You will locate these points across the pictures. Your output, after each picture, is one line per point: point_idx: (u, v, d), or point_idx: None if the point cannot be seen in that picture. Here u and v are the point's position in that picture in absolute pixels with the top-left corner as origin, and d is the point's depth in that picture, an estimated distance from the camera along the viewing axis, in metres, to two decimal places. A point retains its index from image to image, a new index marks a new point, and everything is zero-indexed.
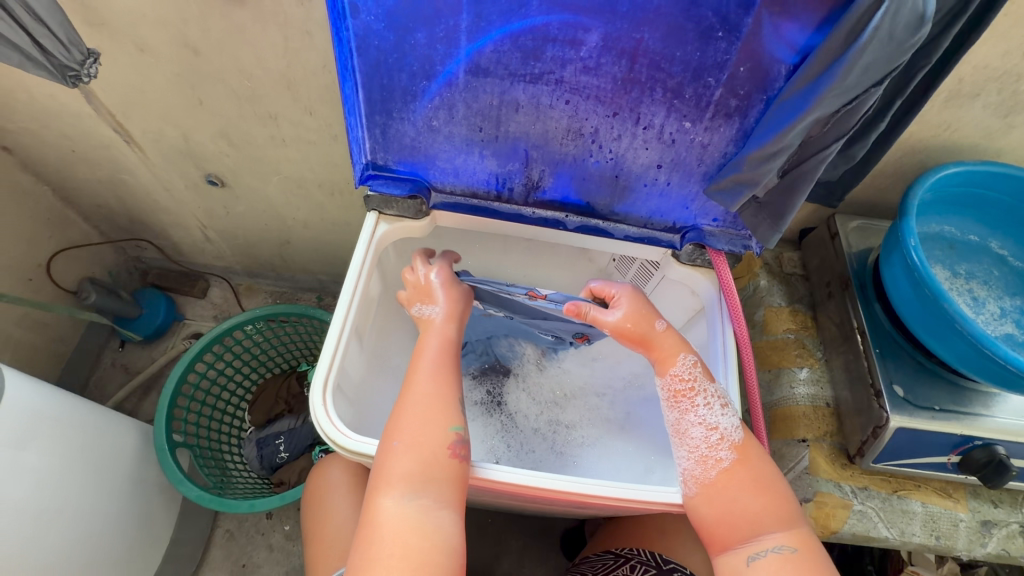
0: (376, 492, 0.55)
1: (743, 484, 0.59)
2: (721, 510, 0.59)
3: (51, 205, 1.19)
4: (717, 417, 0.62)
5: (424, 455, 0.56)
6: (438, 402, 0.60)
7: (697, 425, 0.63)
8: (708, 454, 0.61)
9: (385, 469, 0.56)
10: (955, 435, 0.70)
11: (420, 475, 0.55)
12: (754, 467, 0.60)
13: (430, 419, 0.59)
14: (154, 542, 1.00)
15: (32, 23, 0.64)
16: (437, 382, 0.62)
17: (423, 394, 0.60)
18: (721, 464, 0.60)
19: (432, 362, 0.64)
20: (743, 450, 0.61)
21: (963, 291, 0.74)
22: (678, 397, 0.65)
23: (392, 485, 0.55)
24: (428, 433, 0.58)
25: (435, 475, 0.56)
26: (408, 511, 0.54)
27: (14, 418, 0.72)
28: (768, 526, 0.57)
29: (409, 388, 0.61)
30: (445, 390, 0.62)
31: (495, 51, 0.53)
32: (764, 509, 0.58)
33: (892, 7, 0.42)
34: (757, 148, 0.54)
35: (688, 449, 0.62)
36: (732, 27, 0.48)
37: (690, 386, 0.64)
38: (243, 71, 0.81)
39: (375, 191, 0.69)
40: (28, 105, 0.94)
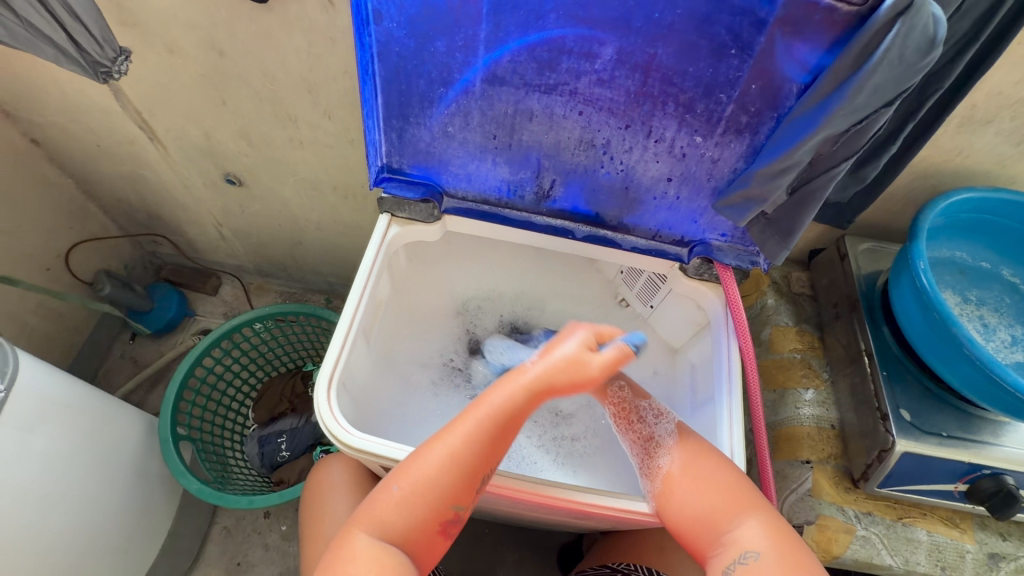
0: (353, 522, 0.55)
1: (691, 476, 0.59)
2: (678, 512, 0.59)
3: (74, 198, 1.22)
4: (657, 425, 0.65)
5: (414, 513, 0.54)
6: (454, 471, 0.55)
7: (646, 424, 0.65)
8: (654, 452, 0.63)
9: (372, 505, 0.55)
10: (962, 463, 0.69)
11: (400, 528, 0.54)
12: (699, 458, 0.60)
13: (441, 485, 0.54)
14: (153, 534, 1.01)
15: (69, 20, 0.66)
16: (473, 451, 0.55)
17: (449, 456, 0.55)
18: (663, 469, 0.61)
19: (469, 428, 0.56)
20: (683, 448, 0.61)
21: (973, 317, 0.74)
22: (621, 419, 0.68)
23: (368, 522, 0.54)
24: (430, 493, 0.54)
25: (416, 534, 0.54)
26: (378, 546, 0.53)
27: (26, 401, 0.73)
28: (724, 521, 0.57)
29: (437, 437, 0.56)
30: (469, 458, 0.55)
31: (511, 61, 0.54)
32: (715, 502, 0.58)
33: (903, 29, 0.42)
34: (766, 164, 0.55)
35: (641, 450, 0.65)
36: (744, 45, 0.49)
37: (622, 408, 0.67)
38: (266, 74, 0.83)
39: (388, 193, 0.70)
40: (59, 99, 0.97)
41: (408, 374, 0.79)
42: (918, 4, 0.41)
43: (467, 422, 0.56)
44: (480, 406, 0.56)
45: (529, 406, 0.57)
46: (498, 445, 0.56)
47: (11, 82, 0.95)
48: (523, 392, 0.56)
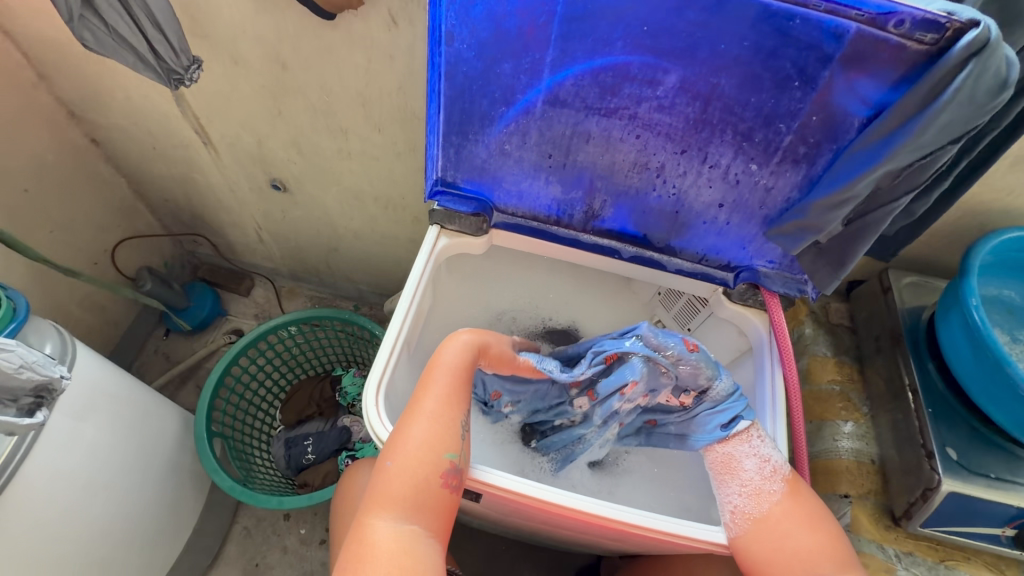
0: (366, 511, 0.55)
1: (794, 519, 0.58)
2: (772, 547, 0.58)
3: (125, 197, 1.27)
4: (770, 449, 0.62)
5: (424, 474, 0.56)
6: (440, 425, 0.59)
7: (748, 457, 0.62)
8: (761, 486, 0.60)
9: (379, 486, 0.56)
10: (1010, 507, 0.67)
11: (414, 496, 0.55)
12: (806, 501, 0.60)
13: (429, 438, 0.58)
14: (180, 530, 1.02)
15: (152, 30, 0.70)
16: (446, 402, 0.61)
17: (430, 416, 0.59)
18: (772, 497, 0.60)
19: (439, 382, 0.62)
20: (796, 485, 0.61)
21: (1023, 358, 0.72)
22: (724, 465, 0.63)
23: (376, 505, 0.55)
24: (428, 453, 0.57)
25: (428, 497, 0.56)
26: (399, 529, 0.53)
27: (79, 390, 0.75)
28: (824, 565, 0.56)
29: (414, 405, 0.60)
30: (449, 412, 0.60)
31: (575, 85, 0.56)
32: (818, 548, 0.57)
33: (976, 69, 0.43)
34: (824, 195, 0.55)
35: (740, 484, 0.61)
36: (809, 79, 0.50)
37: (733, 455, 0.63)
38: (324, 87, 0.86)
39: (441, 206, 0.72)
40: (123, 103, 1.02)
41: None
42: (991, 46, 0.42)
43: (438, 381, 0.62)
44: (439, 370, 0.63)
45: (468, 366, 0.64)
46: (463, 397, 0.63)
47: (82, 86, 1.00)
48: (467, 353, 0.65)
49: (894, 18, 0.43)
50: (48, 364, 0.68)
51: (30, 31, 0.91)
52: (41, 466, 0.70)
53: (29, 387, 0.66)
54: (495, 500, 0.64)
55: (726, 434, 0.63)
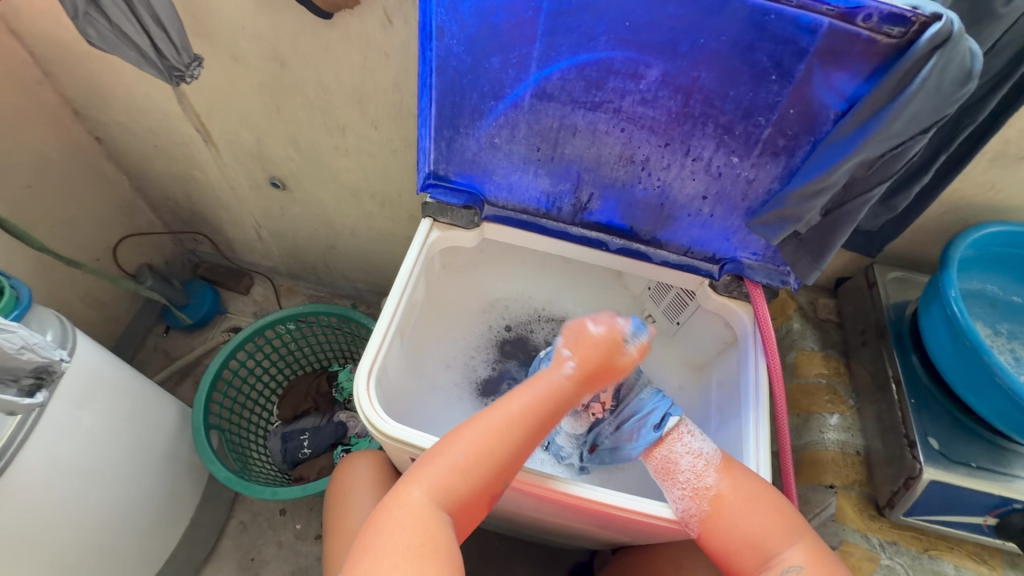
0: (410, 479, 0.57)
1: (739, 502, 0.60)
2: (724, 537, 0.61)
3: (126, 194, 1.29)
4: (700, 443, 0.63)
5: (475, 481, 0.57)
6: (512, 449, 0.58)
7: (684, 455, 0.62)
8: (698, 485, 0.61)
9: (431, 463, 0.57)
10: (992, 496, 0.68)
11: (460, 495, 0.56)
12: (740, 481, 0.61)
13: (507, 458, 0.58)
14: (176, 522, 1.03)
15: (154, 28, 0.73)
16: (545, 417, 0.60)
17: (506, 431, 0.58)
18: (711, 491, 0.61)
19: (534, 405, 0.60)
20: (726, 469, 0.62)
21: (1004, 350, 0.74)
22: (664, 473, 0.63)
23: (422, 479, 0.57)
24: (488, 462, 0.57)
25: (470, 501, 0.57)
26: (431, 510, 0.55)
27: (79, 377, 0.77)
28: (774, 543, 0.59)
29: (500, 411, 0.60)
30: (527, 443, 0.59)
31: (561, 79, 0.58)
32: (761, 526, 0.60)
33: (940, 61, 0.45)
34: (802, 185, 0.57)
35: (681, 487, 0.62)
36: (785, 72, 0.51)
37: (668, 463, 0.63)
38: (322, 85, 0.89)
39: (433, 199, 0.74)
40: (126, 101, 1.05)
41: (438, 375, 0.82)
42: (955, 39, 0.44)
43: (523, 404, 0.60)
44: (543, 388, 0.61)
45: (575, 398, 0.61)
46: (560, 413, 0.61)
47: (86, 84, 1.03)
48: (574, 385, 0.61)
49: (863, 12, 0.45)
50: (50, 347, 0.70)
51: (36, 30, 0.93)
52: (40, 452, 0.72)
53: (29, 368, 0.67)
54: None
55: (657, 436, 0.64)
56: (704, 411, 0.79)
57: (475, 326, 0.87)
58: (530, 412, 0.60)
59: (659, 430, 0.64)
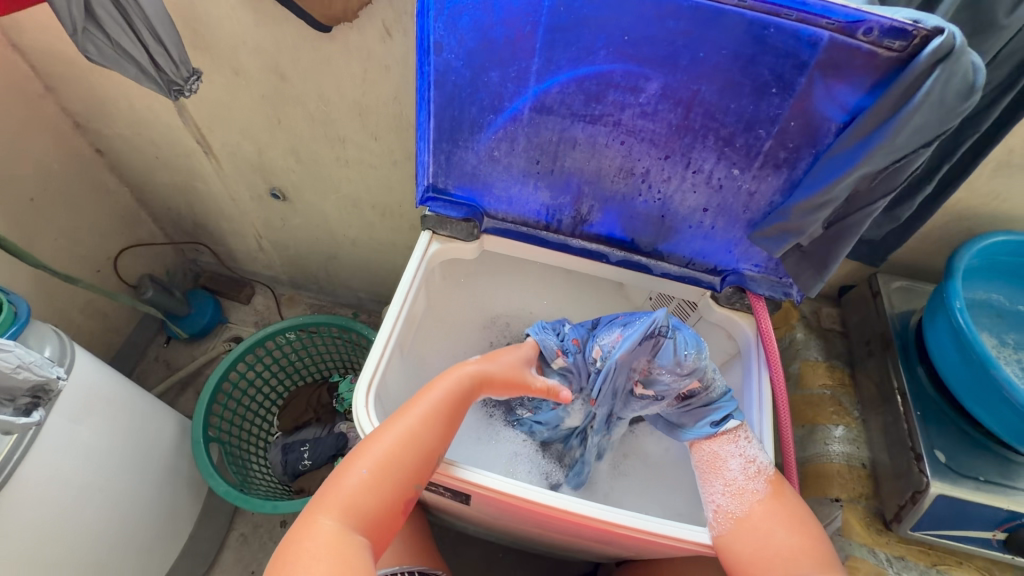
0: (316, 508, 0.55)
1: (777, 517, 0.60)
2: (754, 546, 0.58)
3: (128, 205, 1.29)
4: (756, 450, 0.64)
5: (382, 492, 0.57)
6: (416, 446, 0.59)
7: (734, 457, 0.63)
8: (745, 485, 0.62)
9: (337, 487, 0.57)
10: (1001, 510, 0.67)
11: (369, 510, 0.56)
12: (790, 504, 0.61)
13: (406, 457, 0.58)
14: (176, 535, 1.03)
15: (153, 43, 0.73)
16: (441, 419, 0.62)
17: (408, 431, 0.60)
18: (755, 496, 0.61)
19: (438, 398, 0.63)
20: (778, 486, 0.62)
21: (1011, 361, 0.73)
22: (709, 468, 0.65)
23: (330, 505, 0.55)
24: (391, 467, 0.58)
25: (381, 518, 0.57)
26: (343, 534, 0.54)
27: (76, 392, 0.77)
28: (806, 564, 0.57)
29: (401, 418, 0.60)
30: (430, 436, 0.60)
31: (560, 92, 0.58)
32: (798, 546, 0.58)
33: (943, 74, 0.44)
34: (805, 198, 0.56)
35: (723, 484, 0.63)
36: (786, 85, 0.51)
37: (716, 459, 0.64)
38: (322, 97, 0.88)
39: (433, 211, 0.74)
40: (127, 113, 1.05)
41: None
42: (958, 53, 0.44)
43: (430, 400, 0.63)
44: (444, 384, 0.64)
45: (473, 394, 0.66)
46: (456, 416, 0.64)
47: (87, 97, 1.03)
48: (468, 380, 0.65)
49: (864, 26, 0.45)
50: (46, 365, 0.70)
51: (38, 45, 0.94)
52: (38, 468, 0.71)
53: (26, 387, 0.67)
54: (484, 502, 0.64)
55: (713, 432, 0.65)
56: None
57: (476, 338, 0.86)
58: (428, 418, 0.61)
59: (717, 428, 0.65)
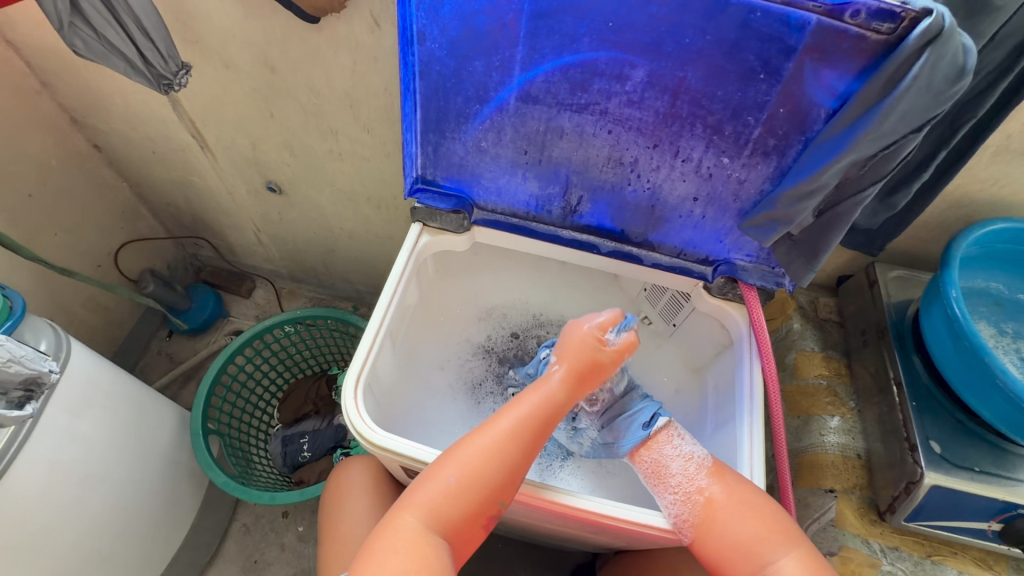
0: (399, 506, 0.57)
1: (733, 505, 0.59)
2: (719, 542, 0.59)
3: (127, 200, 1.30)
4: (690, 445, 0.62)
5: (466, 504, 0.57)
6: (504, 464, 0.58)
7: (674, 458, 0.62)
8: (689, 488, 0.60)
9: (420, 489, 0.57)
10: (996, 501, 0.66)
11: (453, 517, 0.56)
12: (734, 487, 0.60)
13: (500, 475, 0.57)
14: (178, 526, 1.04)
15: (140, 38, 0.73)
16: (519, 436, 0.59)
17: (494, 445, 0.58)
18: (702, 494, 0.60)
19: (530, 408, 0.61)
20: (718, 471, 0.61)
21: (1009, 350, 0.72)
22: (654, 479, 0.62)
23: (412, 505, 0.56)
24: (477, 478, 0.57)
25: (463, 525, 0.57)
26: (423, 534, 0.55)
27: (71, 387, 0.77)
28: (771, 551, 0.57)
29: (487, 429, 0.59)
30: (513, 452, 0.58)
31: (545, 81, 0.57)
32: (757, 534, 0.58)
33: (931, 57, 0.43)
34: (793, 186, 0.55)
35: (671, 491, 0.61)
36: (773, 71, 0.50)
37: (657, 470, 0.62)
38: (313, 89, 0.88)
39: (422, 204, 0.73)
40: (122, 108, 1.05)
41: (432, 381, 0.80)
42: (946, 34, 0.42)
43: (524, 403, 0.61)
44: (530, 402, 0.61)
45: (567, 403, 0.62)
46: (540, 436, 0.60)
47: (83, 93, 1.04)
48: (563, 391, 0.61)
49: (850, 8, 0.44)
50: (39, 359, 0.71)
51: (32, 40, 0.94)
52: (36, 460, 0.72)
53: (19, 380, 0.68)
54: None
55: (647, 434, 0.63)
56: (703, 416, 0.77)
57: (471, 328, 0.85)
58: (507, 434, 0.59)
59: (648, 429, 0.64)
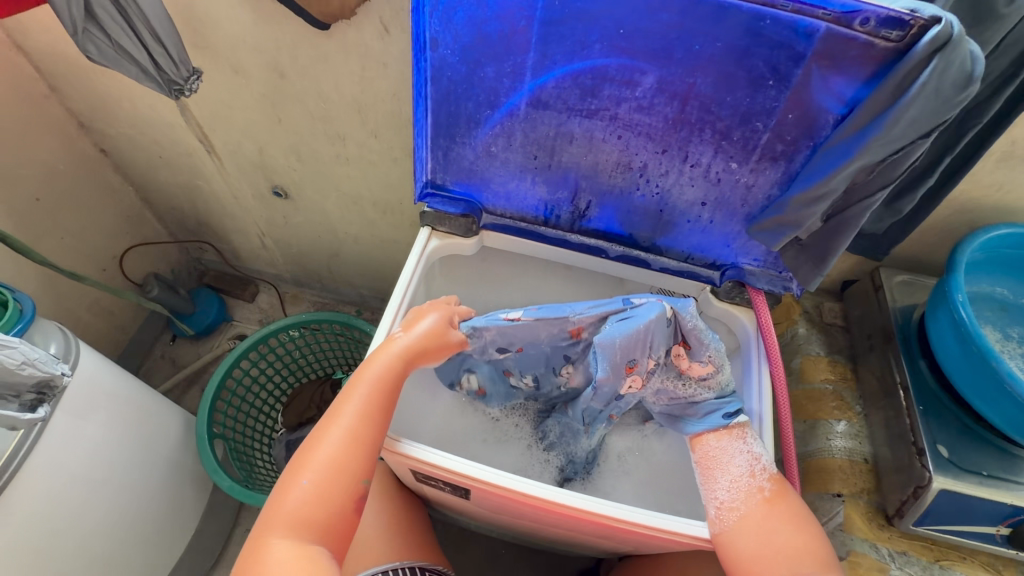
0: (264, 532, 0.54)
1: (784, 517, 0.59)
2: (757, 543, 0.58)
3: (132, 204, 1.31)
4: (759, 446, 0.64)
5: (331, 500, 0.56)
6: (355, 445, 0.58)
7: (739, 453, 0.63)
8: (749, 483, 0.61)
9: (276, 507, 0.55)
10: (1005, 505, 0.66)
11: (319, 519, 0.55)
12: (791, 502, 0.61)
13: (347, 453, 0.58)
14: (182, 530, 1.04)
15: (152, 43, 0.73)
16: (372, 412, 0.60)
17: (347, 432, 0.59)
18: (760, 495, 0.61)
19: (371, 389, 0.61)
20: (779, 484, 0.62)
21: (1015, 355, 0.72)
22: (709, 463, 0.64)
23: (277, 525, 0.54)
24: (334, 475, 0.56)
25: (335, 521, 0.55)
26: (299, 549, 0.53)
27: (79, 389, 0.77)
28: (807, 562, 0.56)
29: (333, 423, 0.59)
30: (366, 432, 0.59)
31: (556, 87, 0.58)
32: (802, 545, 0.57)
33: (940, 64, 0.44)
34: (802, 191, 0.56)
35: (728, 479, 0.62)
36: (782, 77, 0.51)
37: (721, 456, 0.64)
38: (322, 95, 0.89)
39: (431, 208, 0.74)
40: (130, 113, 1.06)
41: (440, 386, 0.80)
42: (954, 42, 0.43)
43: (357, 396, 0.61)
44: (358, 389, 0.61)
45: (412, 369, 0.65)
46: (390, 404, 0.62)
47: (91, 98, 1.05)
48: (398, 360, 0.63)
49: (860, 16, 0.44)
50: (51, 362, 0.71)
51: (42, 46, 0.95)
52: (43, 462, 0.72)
53: (32, 382, 0.68)
54: (483, 496, 0.65)
55: (726, 424, 0.64)
56: None
57: None
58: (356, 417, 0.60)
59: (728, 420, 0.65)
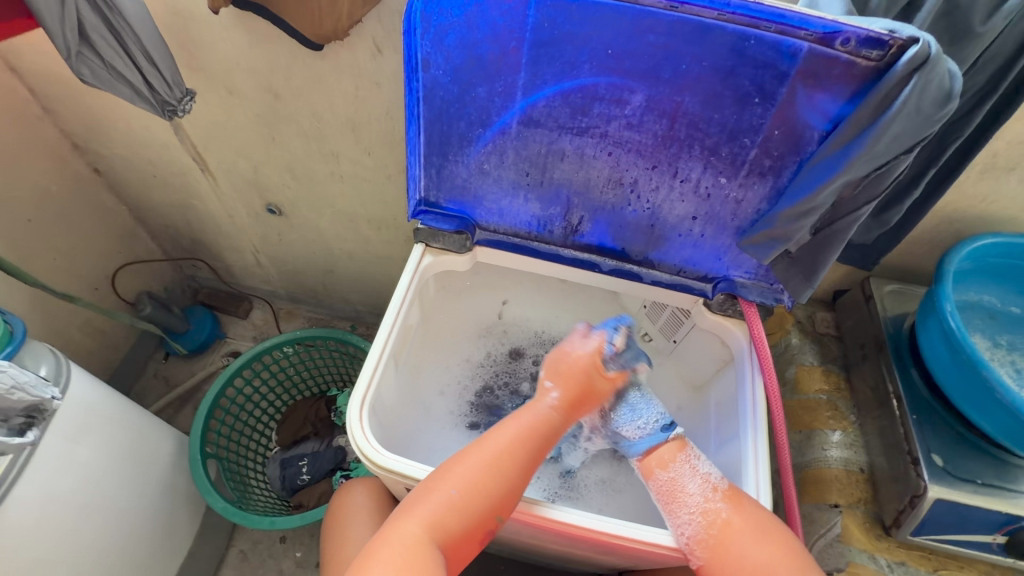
0: (399, 517, 0.57)
1: (752, 534, 0.59)
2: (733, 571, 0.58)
3: (126, 223, 1.30)
4: (708, 466, 0.63)
5: (467, 516, 0.57)
6: (506, 478, 0.59)
7: (691, 479, 0.62)
8: (705, 508, 0.60)
9: (420, 497, 0.57)
10: (1000, 513, 0.66)
11: (453, 531, 0.56)
12: (752, 513, 0.60)
13: (511, 487, 0.59)
14: (174, 554, 1.02)
15: (146, 66, 0.74)
16: (531, 453, 0.62)
17: (497, 458, 0.60)
18: (720, 517, 0.59)
19: (523, 433, 0.62)
20: (735, 498, 0.61)
21: (1005, 362, 0.73)
22: (669, 498, 0.62)
23: (415, 514, 0.56)
24: (478, 493, 0.58)
25: (462, 538, 0.57)
26: (424, 547, 0.55)
27: (71, 413, 0.76)
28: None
29: (488, 443, 0.61)
30: (518, 462, 0.60)
31: (546, 106, 0.59)
32: (776, 559, 0.58)
33: (920, 82, 0.45)
34: (790, 206, 0.57)
35: (688, 511, 0.61)
36: (768, 95, 0.52)
37: (674, 490, 0.62)
38: (315, 114, 0.90)
39: (425, 225, 0.74)
40: (124, 133, 1.06)
41: (433, 405, 0.80)
42: (933, 61, 0.44)
43: (523, 421, 0.63)
44: (527, 420, 0.63)
45: (561, 426, 0.64)
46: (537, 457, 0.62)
47: (85, 119, 1.05)
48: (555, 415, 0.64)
49: (840, 36, 0.46)
50: (41, 386, 0.71)
51: (36, 68, 0.95)
52: (34, 488, 0.72)
53: (21, 407, 0.68)
54: None
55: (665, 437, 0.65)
56: (704, 432, 0.78)
57: (473, 347, 0.87)
58: (534, 451, 0.62)
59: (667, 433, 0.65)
